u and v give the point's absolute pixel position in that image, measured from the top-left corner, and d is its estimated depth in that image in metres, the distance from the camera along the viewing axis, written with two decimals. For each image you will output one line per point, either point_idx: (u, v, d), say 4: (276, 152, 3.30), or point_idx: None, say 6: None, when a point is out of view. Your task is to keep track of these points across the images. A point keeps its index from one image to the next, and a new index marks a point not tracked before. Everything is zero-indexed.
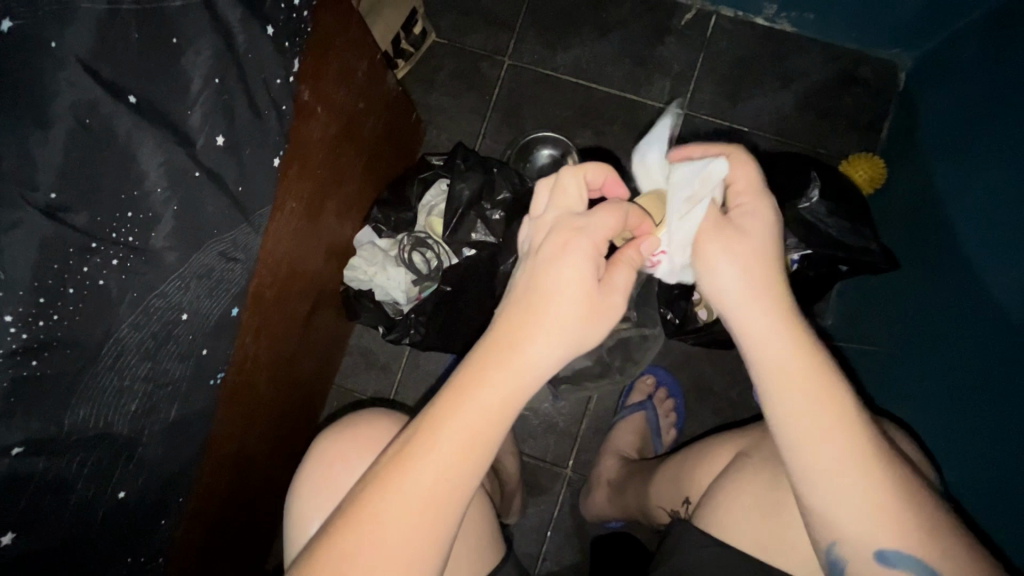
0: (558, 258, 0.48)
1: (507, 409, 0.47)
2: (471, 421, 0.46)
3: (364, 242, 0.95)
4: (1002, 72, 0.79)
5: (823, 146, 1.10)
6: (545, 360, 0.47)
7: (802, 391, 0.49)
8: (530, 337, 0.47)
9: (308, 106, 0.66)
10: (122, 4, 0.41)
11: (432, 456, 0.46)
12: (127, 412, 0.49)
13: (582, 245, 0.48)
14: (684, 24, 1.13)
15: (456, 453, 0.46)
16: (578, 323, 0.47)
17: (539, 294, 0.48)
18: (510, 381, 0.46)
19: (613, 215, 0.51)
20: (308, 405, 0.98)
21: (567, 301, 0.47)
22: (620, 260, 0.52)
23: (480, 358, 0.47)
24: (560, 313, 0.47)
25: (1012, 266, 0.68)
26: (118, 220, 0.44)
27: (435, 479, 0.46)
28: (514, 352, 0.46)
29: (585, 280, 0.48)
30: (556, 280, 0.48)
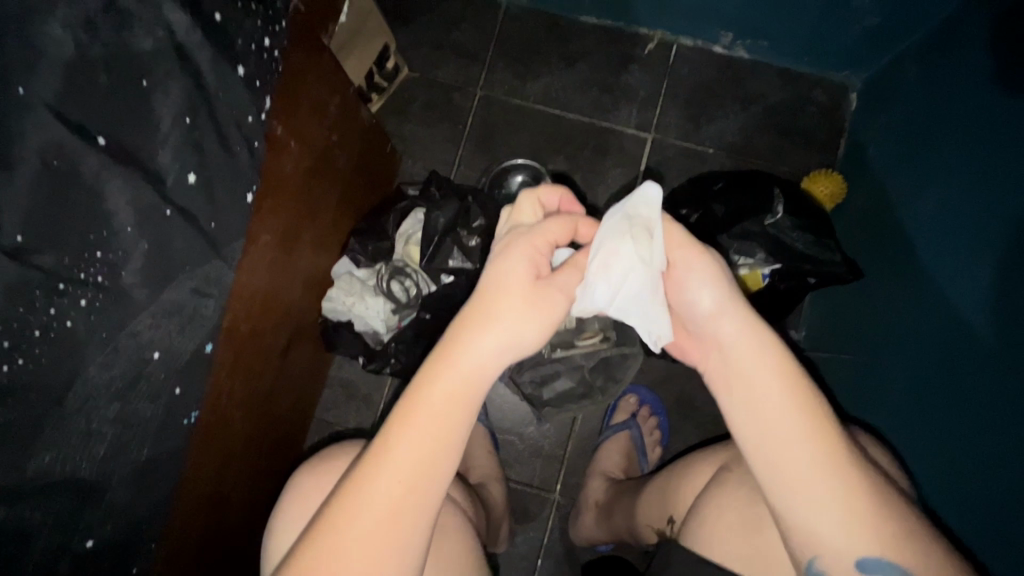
0: (499, 262, 0.51)
1: (455, 408, 0.49)
2: (421, 423, 0.48)
3: (341, 272, 0.95)
4: (947, 91, 0.85)
5: (785, 164, 1.14)
6: (487, 358, 0.49)
7: (775, 399, 0.51)
8: (475, 341, 0.49)
9: (281, 140, 0.66)
10: (91, 48, 0.41)
11: (386, 460, 0.48)
12: (94, 456, 0.48)
13: (521, 252, 0.51)
14: (647, 52, 1.18)
15: (412, 459, 0.48)
16: (519, 319, 0.49)
17: (483, 300, 0.50)
18: (459, 384, 0.49)
19: (558, 226, 0.54)
20: (287, 441, 0.97)
21: (509, 304, 0.49)
22: (570, 265, 0.54)
23: (429, 364, 0.49)
24: (503, 316, 0.49)
25: (971, 271, 0.71)
26: (86, 261, 0.44)
27: (392, 485, 0.47)
28: (460, 356, 0.49)
29: (523, 278, 0.50)
30: (496, 281, 0.50)
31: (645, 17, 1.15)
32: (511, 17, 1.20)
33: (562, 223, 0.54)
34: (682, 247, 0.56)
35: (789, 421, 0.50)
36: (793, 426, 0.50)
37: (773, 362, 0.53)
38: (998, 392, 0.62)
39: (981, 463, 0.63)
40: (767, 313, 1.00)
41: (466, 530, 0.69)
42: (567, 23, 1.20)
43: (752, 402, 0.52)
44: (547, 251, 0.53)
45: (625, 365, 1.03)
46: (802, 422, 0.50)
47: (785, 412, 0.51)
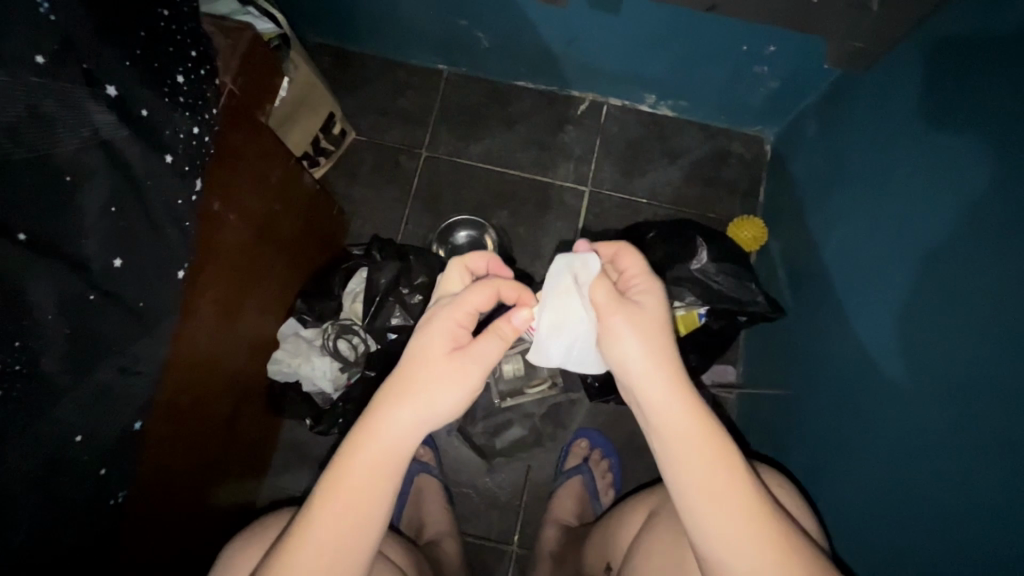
0: (422, 334, 0.55)
1: (377, 477, 0.51)
2: (344, 494, 0.50)
3: (287, 334, 0.95)
4: (843, 147, 0.94)
5: (712, 212, 1.23)
6: (407, 426, 0.52)
7: (696, 459, 0.53)
8: (397, 411, 0.51)
9: (220, 215, 0.69)
10: (14, 153, 0.44)
11: (309, 533, 0.49)
12: (12, 546, 0.48)
13: (445, 323, 0.55)
14: (580, 113, 1.27)
15: (334, 529, 0.49)
16: (438, 388, 0.52)
17: (406, 370, 0.53)
18: (382, 454, 0.51)
19: (482, 293, 0.57)
20: (236, 508, 0.95)
21: (430, 374, 0.53)
22: (490, 331, 0.56)
23: (353, 434, 0.52)
24: (424, 386, 0.52)
25: (878, 308, 0.77)
26: (5, 351, 0.45)
27: (314, 557, 0.48)
28: (383, 425, 0.51)
29: (442, 350, 0.54)
30: (418, 353, 0.54)
31: (576, 83, 1.23)
32: (453, 84, 1.28)
33: (485, 291, 0.57)
34: (612, 302, 0.59)
35: (711, 478, 0.52)
36: (715, 484, 0.52)
37: (693, 421, 0.54)
38: (915, 431, 0.67)
39: (903, 492, 0.68)
40: (703, 352, 1.06)
41: None
42: (505, 88, 1.28)
43: (676, 464, 0.54)
44: (471, 320, 0.56)
45: (572, 410, 1.13)
46: (724, 480, 0.52)
47: (706, 470, 0.53)
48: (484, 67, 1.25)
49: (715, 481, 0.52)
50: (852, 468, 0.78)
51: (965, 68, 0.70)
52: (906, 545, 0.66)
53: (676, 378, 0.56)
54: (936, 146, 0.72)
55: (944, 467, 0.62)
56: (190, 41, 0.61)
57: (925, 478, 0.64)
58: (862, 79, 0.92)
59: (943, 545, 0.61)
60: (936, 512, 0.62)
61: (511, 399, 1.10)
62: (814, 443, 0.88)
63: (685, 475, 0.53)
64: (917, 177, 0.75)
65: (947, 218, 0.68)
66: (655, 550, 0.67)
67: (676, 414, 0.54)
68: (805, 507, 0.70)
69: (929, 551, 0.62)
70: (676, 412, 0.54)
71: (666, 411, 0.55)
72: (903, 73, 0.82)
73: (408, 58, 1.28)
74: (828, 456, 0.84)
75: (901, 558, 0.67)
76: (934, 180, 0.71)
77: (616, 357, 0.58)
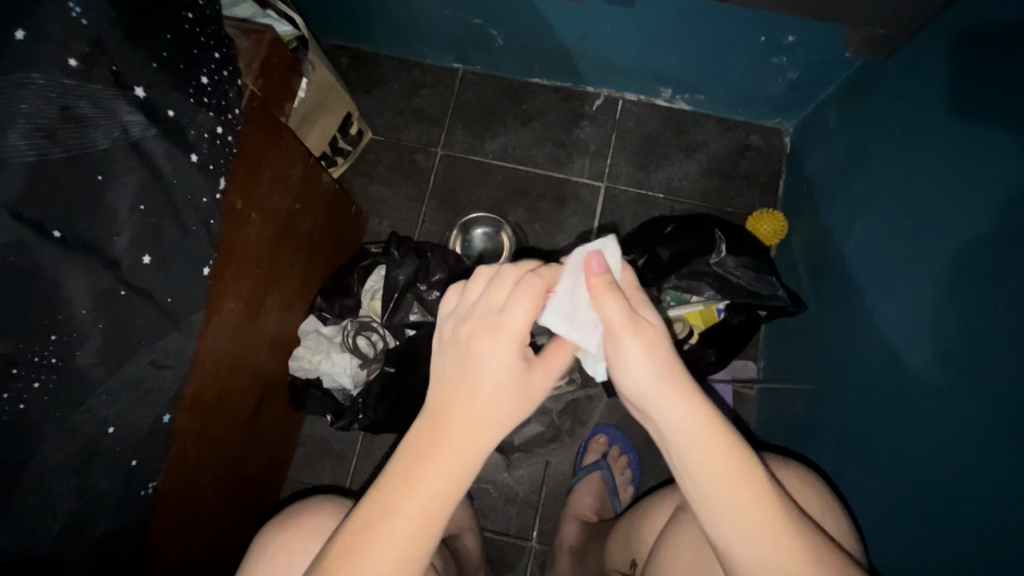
0: (489, 351, 0.49)
1: (459, 487, 0.48)
2: (427, 504, 0.47)
3: (308, 330, 0.98)
4: (866, 136, 0.92)
5: (730, 205, 1.22)
6: (489, 440, 0.50)
7: (715, 483, 0.50)
8: (476, 424, 0.49)
9: (242, 214, 0.71)
10: (50, 153, 0.46)
11: (389, 539, 0.46)
12: (48, 534, 0.50)
13: (503, 343, 0.49)
14: (595, 109, 1.27)
15: (395, 554, 0.46)
16: (517, 403, 0.50)
17: (466, 387, 0.50)
18: (446, 474, 0.48)
19: (534, 300, 0.50)
20: (259, 502, 0.96)
21: (494, 392, 0.49)
22: (564, 341, 0.54)
23: (413, 452, 0.49)
24: (495, 405, 0.49)
25: (903, 299, 0.76)
26: (42, 343, 0.46)
27: (390, 563, 0.46)
28: (446, 445, 0.48)
29: (516, 366, 0.50)
30: (493, 371, 0.49)
31: (591, 78, 1.23)
32: (467, 82, 1.29)
33: (537, 298, 0.50)
34: (616, 324, 0.53)
35: (732, 499, 0.50)
36: (734, 504, 0.50)
37: (711, 441, 0.51)
38: (942, 424, 0.65)
39: (929, 485, 0.66)
40: (723, 346, 1.05)
41: None
42: (519, 85, 1.28)
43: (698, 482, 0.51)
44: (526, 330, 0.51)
45: (591, 406, 1.11)
46: (741, 501, 0.50)
47: (727, 491, 0.50)
48: (498, 64, 1.25)
49: (736, 505, 0.50)
50: (876, 462, 0.77)
51: (990, 53, 0.68)
52: (927, 538, 0.66)
53: (690, 399, 0.51)
54: (962, 134, 0.70)
55: (974, 461, 0.60)
56: (213, 43, 0.62)
57: (951, 473, 0.63)
58: (884, 66, 0.90)
59: (970, 540, 0.59)
60: (962, 507, 0.61)
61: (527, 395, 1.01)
62: (836, 439, 0.87)
63: (709, 495, 0.51)
64: (940, 165, 0.73)
65: (975, 207, 0.66)
66: (684, 544, 0.66)
67: (697, 436, 0.51)
68: (835, 503, 0.69)
69: (956, 548, 0.61)
70: (697, 436, 0.51)
71: (681, 436, 0.52)
72: (926, 61, 0.80)
73: (423, 57, 1.29)
74: (850, 453, 0.83)
75: (922, 550, 0.66)
76: (960, 169, 0.69)
77: (622, 378, 0.54)
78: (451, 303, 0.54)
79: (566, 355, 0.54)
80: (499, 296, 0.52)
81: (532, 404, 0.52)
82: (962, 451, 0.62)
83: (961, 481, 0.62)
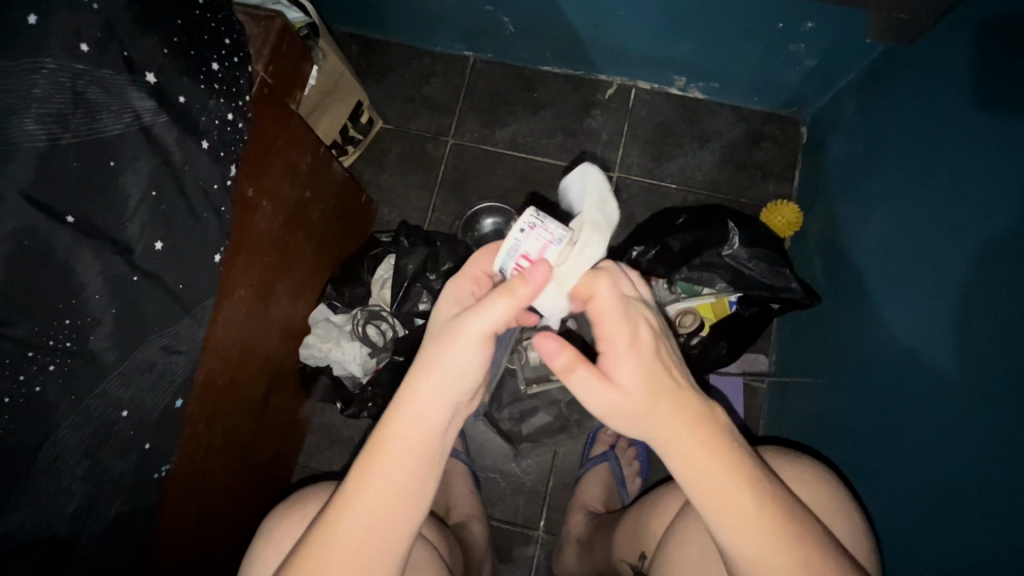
0: (440, 309, 0.56)
1: (421, 435, 0.51)
2: (394, 449, 0.51)
3: (318, 319, 0.98)
4: (884, 125, 0.90)
5: (743, 196, 1.21)
6: (424, 395, 0.51)
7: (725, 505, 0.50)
8: (420, 379, 0.51)
9: (252, 201, 0.71)
10: (62, 139, 0.46)
11: (367, 481, 0.50)
12: (65, 514, 0.51)
13: (453, 298, 0.56)
14: (607, 98, 1.25)
15: (362, 535, 0.50)
16: (452, 354, 0.50)
17: (417, 363, 0.52)
18: (404, 453, 0.51)
19: (482, 257, 0.59)
20: (269, 488, 0.98)
21: (436, 366, 0.51)
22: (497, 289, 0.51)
23: (374, 435, 0.51)
24: (432, 355, 0.52)
25: (920, 291, 0.74)
26: (56, 326, 0.48)
27: (370, 498, 0.50)
28: (403, 426, 0.51)
29: (453, 318, 0.54)
30: (438, 326, 0.55)
31: (603, 66, 1.21)
32: (479, 70, 1.28)
33: (487, 252, 0.59)
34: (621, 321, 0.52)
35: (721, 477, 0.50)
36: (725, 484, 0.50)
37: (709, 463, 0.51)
38: (957, 419, 0.64)
39: (944, 482, 0.65)
40: (734, 339, 1.04)
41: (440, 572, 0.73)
42: (531, 73, 1.27)
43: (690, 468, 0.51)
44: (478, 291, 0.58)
45: None
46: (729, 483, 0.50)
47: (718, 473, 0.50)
48: (510, 52, 1.24)
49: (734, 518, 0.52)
50: (888, 456, 0.76)
51: (1014, 38, 0.66)
52: (942, 535, 0.64)
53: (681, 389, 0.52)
54: (985, 125, 0.68)
55: (993, 459, 0.59)
56: (224, 28, 0.62)
57: (966, 467, 0.62)
58: (905, 53, 0.88)
59: (983, 537, 0.59)
60: (979, 507, 0.60)
61: (537, 386, 1.02)
62: (848, 434, 0.86)
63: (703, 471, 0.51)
64: (959, 156, 0.71)
65: (998, 197, 0.64)
66: (690, 534, 0.67)
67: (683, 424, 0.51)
68: (849, 496, 0.68)
69: (972, 546, 0.60)
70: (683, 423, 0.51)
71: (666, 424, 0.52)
72: (948, 48, 0.78)
73: (434, 45, 1.28)
74: (862, 447, 0.82)
75: (937, 547, 0.65)
76: (984, 158, 0.67)
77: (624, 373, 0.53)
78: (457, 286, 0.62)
79: (512, 315, 0.50)
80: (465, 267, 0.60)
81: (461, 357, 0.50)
82: (978, 451, 0.61)
83: (977, 477, 0.60)
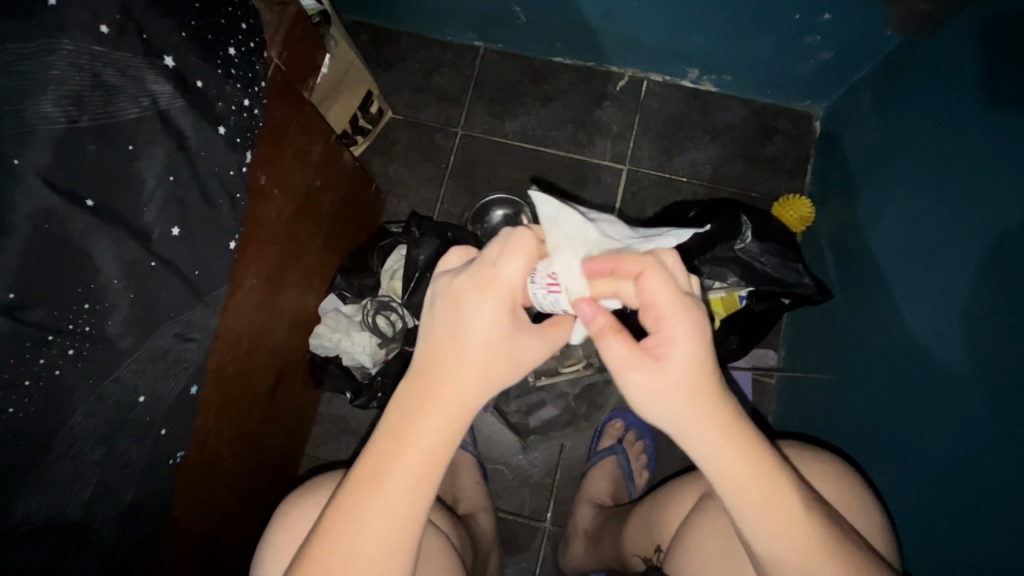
0: (474, 312, 0.50)
1: (454, 428, 0.51)
2: (427, 440, 0.50)
3: (329, 309, 0.98)
4: (900, 118, 0.89)
5: (754, 191, 1.20)
6: (468, 395, 0.51)
7: (760, 488, 0.51)
8: (459, 381, 0.51)
9: (265, 189, 0.71)
10: (80, 122, 0.46)
11: (399, 471, 0.50)
12: (80, 500, 0.51)
13: (497, 298, 0.51)
14: (618, 89, 1.24)
15: (391, 528, 0.49)
16: (512, 370, 0.53)
17: (459, 365, 0.51)
18: (432, 445, 0.50)
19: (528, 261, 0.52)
20: (278, 477, 0.98)
21: (488, 373, 0.51)
22: (562, 319, 0.57)
23: (404, 427, 0.50)
24: (483, 361, 0.51)
25: (933, 285, 0.74)
26: (74, 312, 0.47)
27: (401, 487, 0.49)
28: (429, 416, 0.50)
29: (501, 328, 0.51)
30: (474, 331, 0.51)
31: (615, 58, 1.20)
32: (488, 60, 1.27)
33: (530, 254, 0.52)
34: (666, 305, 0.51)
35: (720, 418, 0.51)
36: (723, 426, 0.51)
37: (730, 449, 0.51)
38: (971, 413, 0.64)
39: (956, 478, 0.65)
40: (746, 334, 1.04)
41: (451, 565, 0.73)
42: (542, 64, 1.26)
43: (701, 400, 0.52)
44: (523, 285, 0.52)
45: (606, 389, 1.09)
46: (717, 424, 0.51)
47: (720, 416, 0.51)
48: (521, 42, 1.23)
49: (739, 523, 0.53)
50: (900, 452, 0.76)
51: None
52: (956, 533, 0.64)
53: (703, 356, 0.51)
54: (996, 118, 0.68)
55: (1002, 453, 0.59)
56: (240, 13, 0.62)
57: (979, 462, 0.62)
58: (921, 46, 0.87)
59: (993, 533, 0.59)
60: (988, 503, 0.60)
61: (546, 377, 1.04)
62: (858, 430, 0.86)
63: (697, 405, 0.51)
64: (973, 150, 0.71)
65: (1010, 191, 0.63)
66: (709, 532, 0.66)
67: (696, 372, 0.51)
68: (863, 491, 0.68)
69: (982, 543, 0.60)
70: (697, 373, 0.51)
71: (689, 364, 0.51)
72: (960, 43, 0.77)
73: (444, 34, 1.27)
74: (873, 443, 0.82)
75: (946, 543, 0.65)
76: (997, 152, 0.67)
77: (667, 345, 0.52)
78: (467, 267, 0.52)
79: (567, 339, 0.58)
80: (493, 252, 0.52)
81: (517, 375, 0.54)
82: (986, 447, 0.61)
83: (991, 472, 0.60)
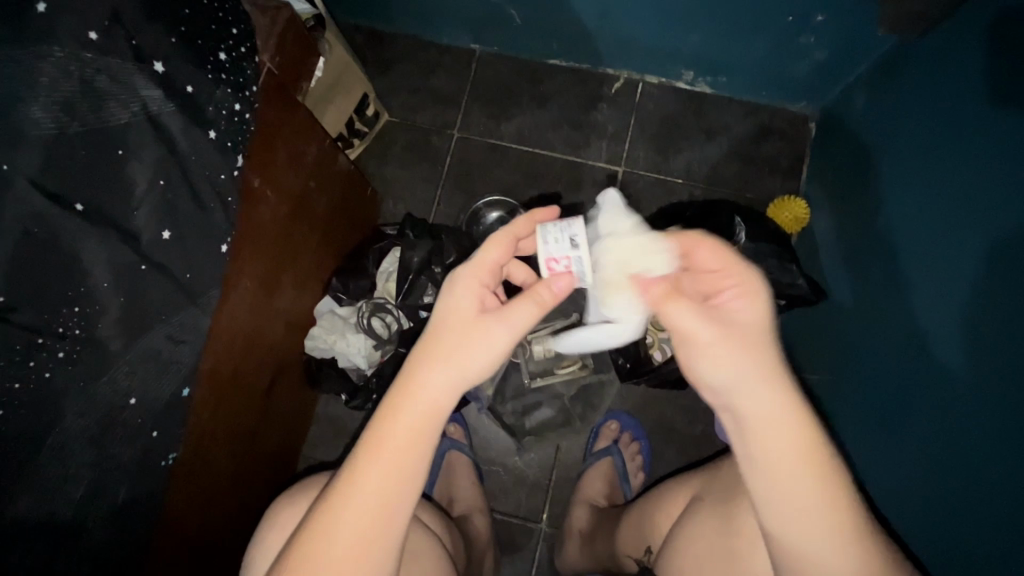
0: (447, 298, 0.55)
1: (431, 419, 0.52)
2: (402, 429, 0.51)
3: (324, 310, 0.99)
4: (895, 119, 0.89)
5: (750, 192, 1.20)
6: (438, 381, 0.51)
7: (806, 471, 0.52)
8: (431, 369, 0.52)
9: (258, 191, 0.71)
10: (70, 127, 0.47)
11: (374, 460, 0.50)
12: (71, 500, 0.52)
13: (464, 283, 0.54)
14: (615, 91, 1.24)
15: (362, 524, 0.50)
16: (477, 355, 0.52)
17: (431, 353, 0.52)
18: (405, 435, 0.51)
19: (499, 248, 0.57)
20: (273, 478, 0.99)
21: (456, 358, 0.52)
22: (525, 294, 0.54)
23: (382, 415, 0.51)
24: (450, 346, 0.52)
25: (929, 285, 0.74)
26: (63, 314, 0.48)
27: (377, 476, 0.50)
28: (405, 406, 0.51)
29: (466, 311, 0.53)
30: (445, 316, 0.54)
31: (610, 60, 1.20)
32: (485, 63, 1.27)
33: (502, 244, 0.57)
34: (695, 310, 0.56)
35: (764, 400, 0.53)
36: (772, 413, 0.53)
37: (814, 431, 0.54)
38: (967, 414, 0.64)
39: (950, 477, 0.65)
40: None
41: (443, 565, 0.73)
42: (538, 66, 1.26)
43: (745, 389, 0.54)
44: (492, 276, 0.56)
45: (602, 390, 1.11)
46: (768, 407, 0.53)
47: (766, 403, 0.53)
48: (518, 44, 1.23)
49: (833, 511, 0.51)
50: (896, 452, 0.75)
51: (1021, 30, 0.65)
52: (949, 534, 0.64)
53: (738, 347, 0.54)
54: (990, 119, 0.68)
55: (997, 453, 0.59)
56: (230, 18, 0.63)
57: (974, 462, 0.62)
58: (915, 46, 0.87)
59: (988, 534, 0.58)
60: (984, 505, 0.59)
61: (541, 379, 1.07)
62: (854, 430, 0.86)
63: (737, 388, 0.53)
64: (967, 150, 0.71)
65: (1007, 190, 0.63)
66: (701, 532, 0.66)
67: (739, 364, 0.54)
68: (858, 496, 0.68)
69: (976, 543, 0.60)
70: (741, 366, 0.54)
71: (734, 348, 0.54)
72: (955, 44, 0.77)
73: (441, 37, 1.27)
74: (869, 443, 0.82)
75: (940, 544, 0.65)
76: (994, 150, 0.67)
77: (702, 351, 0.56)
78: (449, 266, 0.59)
79: (538, 319, 0.54)
80: None
81: (484, 360, 0.52)
82: (984, 448, 0.61)
83: (986, 472, 0.60)
